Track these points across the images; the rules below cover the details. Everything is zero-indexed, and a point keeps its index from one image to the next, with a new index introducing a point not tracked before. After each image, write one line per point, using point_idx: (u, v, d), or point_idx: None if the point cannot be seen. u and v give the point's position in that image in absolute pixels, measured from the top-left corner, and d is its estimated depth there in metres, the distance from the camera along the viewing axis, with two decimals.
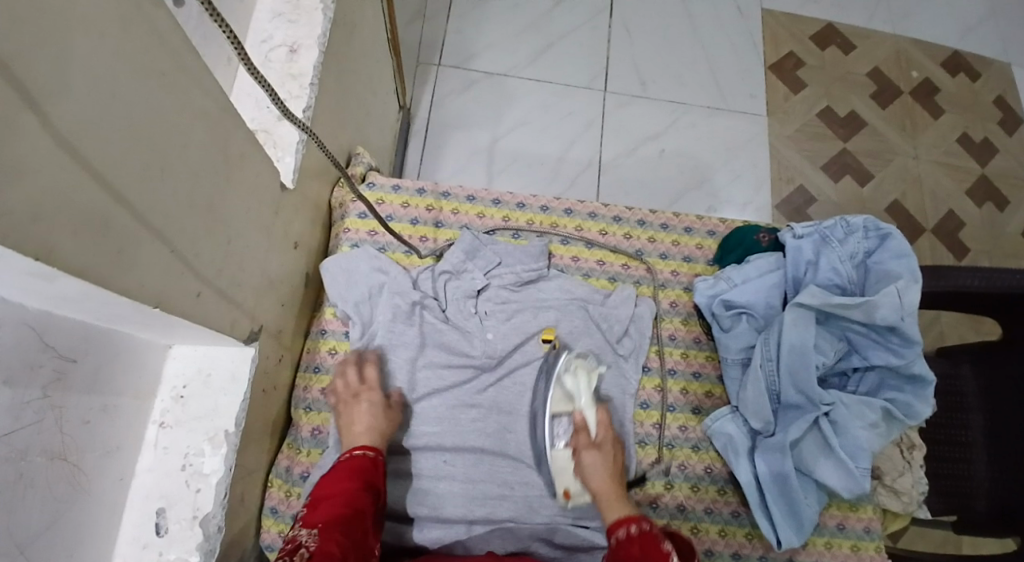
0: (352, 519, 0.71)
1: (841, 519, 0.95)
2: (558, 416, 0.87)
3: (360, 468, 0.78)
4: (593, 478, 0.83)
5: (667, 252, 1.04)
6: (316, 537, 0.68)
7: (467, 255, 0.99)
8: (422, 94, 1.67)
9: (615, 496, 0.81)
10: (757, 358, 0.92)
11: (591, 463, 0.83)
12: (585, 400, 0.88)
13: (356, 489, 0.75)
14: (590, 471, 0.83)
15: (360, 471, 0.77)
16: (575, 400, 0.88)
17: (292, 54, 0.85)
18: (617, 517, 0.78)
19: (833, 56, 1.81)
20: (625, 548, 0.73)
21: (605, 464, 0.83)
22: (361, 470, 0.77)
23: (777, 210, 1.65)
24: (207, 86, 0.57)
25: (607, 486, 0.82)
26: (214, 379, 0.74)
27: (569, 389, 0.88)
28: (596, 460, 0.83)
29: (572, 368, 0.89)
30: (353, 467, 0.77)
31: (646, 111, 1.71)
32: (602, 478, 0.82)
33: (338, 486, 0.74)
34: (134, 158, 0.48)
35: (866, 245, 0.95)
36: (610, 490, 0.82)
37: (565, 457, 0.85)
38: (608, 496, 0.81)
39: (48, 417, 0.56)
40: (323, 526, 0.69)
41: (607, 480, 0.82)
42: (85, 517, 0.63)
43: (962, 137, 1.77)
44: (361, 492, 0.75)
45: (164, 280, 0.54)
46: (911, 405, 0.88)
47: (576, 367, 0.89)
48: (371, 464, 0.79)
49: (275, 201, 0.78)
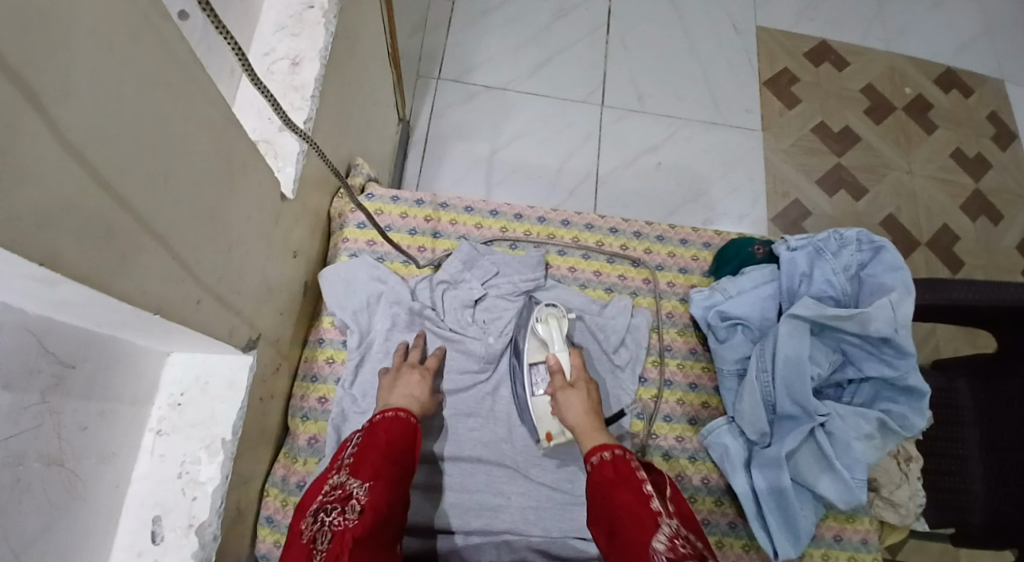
0: (399, 479, 0.75)
1: (837, 531, 0.96)
2: (535, 364, 0.91)
3: (409, 429, 0.81)
4: (569, 414, 0.84)
5: (663, 263, 1.05)
6: (368, 491, 0.72)
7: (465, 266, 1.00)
8: (421, 106, 1.68)
9: (592, 429, 0.82)
10: (753, 369, 0.92)
11: (567, 402, 0.85)
12: (558, 345, 0.91)
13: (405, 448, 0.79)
14: (566, 408, 0.85)
15: (406, 434, 0.80)
16: (551, 346, 0.91)
17: (295, 66, 0.86)
18: (593, 445, 0.79)
19: (828, 72, 1.83)
20: (601, 471, 0.75)
21: (581, 399, 0.85)
22: (409, 433, 0.80)
23: (773, 222, 1.66)
24: (212, 97, 0.58)
25: (586, 419, 0.83)
26: (212, 387, 0.74)
27: (543, 335, 0.92)
28: (572, 397, 0.85)
29: (544, 316, 0.93)
30: (398, 427, 0.80)
31: (643, 125, 1.72)
32: (579, 413, 0.84)
33: (397, 443, 0.78)
34: (139, 166, 0.48)
35: (859, 258, 0.96)
36: (586, 424, 0.82)
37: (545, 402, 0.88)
38: (585, 427, 0.82)
39: (46, 422, 0.56)
40: (373, 482, 0.73)
41: (584, 416, 0.83)
42: (80, 524, 0.63)
43: (955, 152, 1.78)
44: (408, 453, 0.78)
45: (166, 286, 0.54)
46: (907, 417, 0.89)
47: (547, 315, 0.93)
48: (414, 428, 0.81)
49: (275, 210, 0.79)
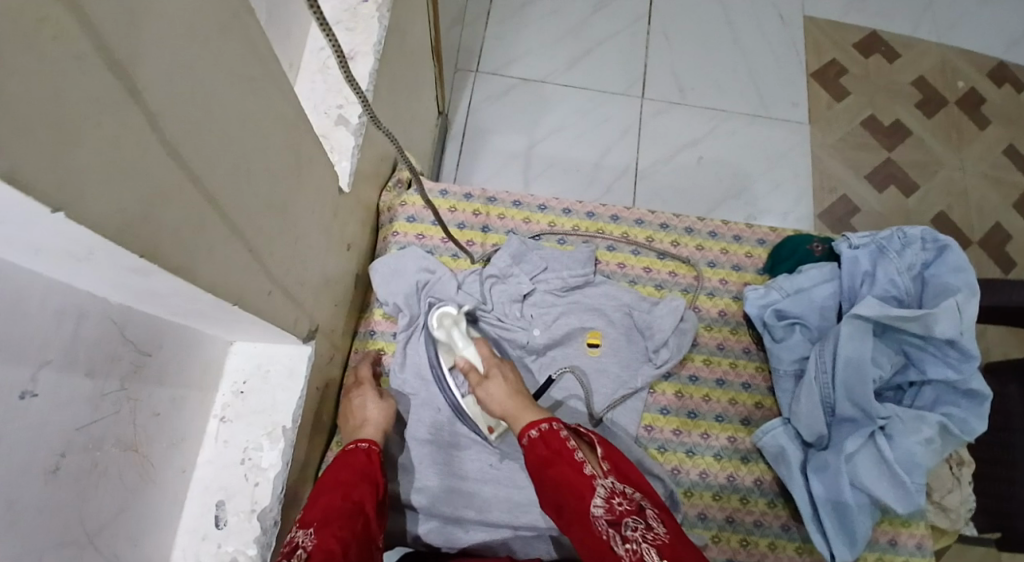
0: (353, 515, 0.71)
1: (893, 535, 0.93)
2: (453, 368, 0.90)
3: (362, 463, 0.79)
4: (494, 404, 0.83)
5: (715, 260, 1.03)
6: (315, 535, 0.67)
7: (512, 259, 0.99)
8: (461, 98, 1.68)
9: (520, 406, 0.81)
10: (812, 370, 0.90)
11: (489, 393, 0.83)
12: (460, 345, 0.88)
13: (354, 482, 0.76)
14: (489, 400, 0.83)
15: (360, 465, 0.78)
16: (456, 348, 0.89)
17: (349, 61, 0.86)
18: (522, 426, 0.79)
19: (877, 64, 1.78)
20: (534, 449, 0.75)
21: (498, 386, 0.84)
22: (360, 465, 0.78)
23: (818, 219, 1.63)
24: (285, 89, 0.58)
25: (509, 402, 0.82)
26: (272, 375, 0.75)
27: (444, 340, 0.90)
28: (489, 387, 0.84)
29: (442, 324, 0.90)
30: (350, 462, 0.78)
31: (685, 118, 1.70)
32: (499, 401, 0.82)
33: (340, 481, 0.75)
34: (225, 159, 0.49)
35: (923, 257, 0.93)
36: (511, 403, 0.82)
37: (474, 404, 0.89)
38: (512, 406, 0.81)
39: (123, 408, 0.58)
40: (321, 524, 0.68)
41: (500, 402, 0.83)
42: (150, 507, 0.64)
43: (1010, 148, 1.73)
44: (363, 488, 0.75)
45: (245, 277, 0.55)
46: (967, 421, 0.86)
47: (443, 319, 0.90)
48: (367, 458, 0.79)
49: (333, 202, 0.79)
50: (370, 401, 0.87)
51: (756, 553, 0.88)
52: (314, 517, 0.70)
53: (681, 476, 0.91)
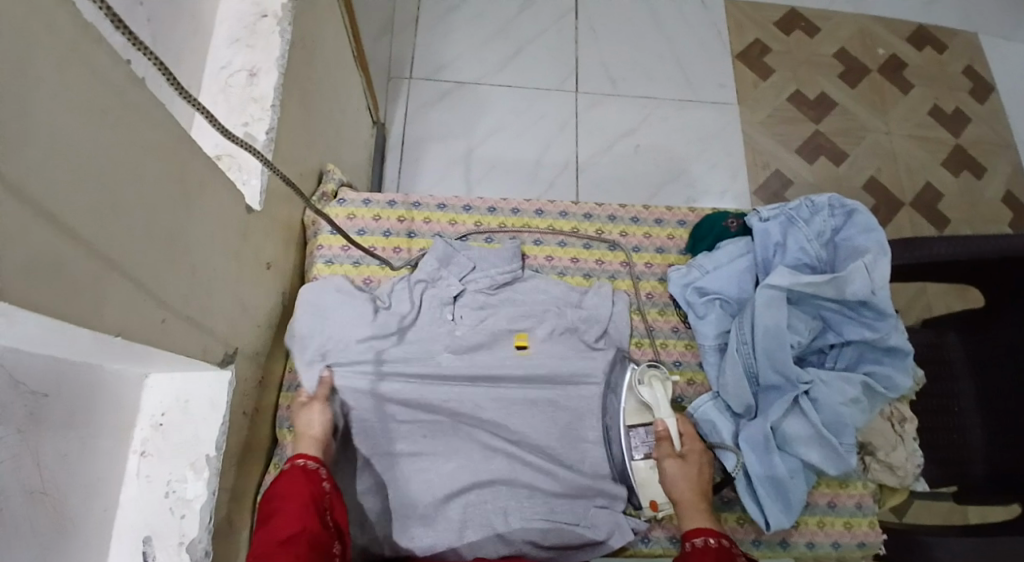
0: (293, 540, 0.73)
1: (832, 497, 0.95)
2: (635, 427, 0.92)
3: (300, 480, 0.78)
4: (676, 488, 0.86)
5: (639, 244, 1.05)
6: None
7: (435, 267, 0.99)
8: (395, 108, 1.68)
9: (700, 506, 0.85)
10: (733, 343, 0.93)
11: (674, 473, 0.87)
12: (664, 408, 0.91)
13: (290, 506, 0.76)
14: (674, 481, 0.86)
15: (298, 484, 0.78)
16: (655, 409, 0.91)
17: (252, 78, 0.85)
18: (690, 527, 0.82)
19: (799, 40, 1.83)
20: (699, 556, 0.78)
21: (686, 472, 0.87)
22: (297, 484, 0.78)
23: (755, 196, 1.66)
24: (157, 116, 0.58)
25: (694, 496, 0.85)
26: (192, 406, 0.74)
27: (647, 399, 0.92)
28: (678, 470, 0.87)
29: (646, 379, 0.93)
30: (290, 484, 0.78)
31: (618, 109, 1.72)
32: (684, 487, 0.86)
33: (281, 507, 0.76)
34: (84, 192, 0.48)
35: (833, 223, 0.96)
36: (691, 495, 0.85)
37: (644, 468, 0.90)
38: (689, 501, 0.85)
39: (24, 453, 0.57)
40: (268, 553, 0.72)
41: (693, 490, 0.86)
42: (71, 551, 0.63)
43: (933, 109, 1.78)
44: (304, 505, 0.76)
45: (126, 309, 0.54)
46: (891, 377, 0.90)
47: (650, 377, 0.93)
48: (305, 474, 0.79)
49: (242, 222, 0.78)
50: (315, 417, 0.85)
51: None
52: (268, 543, 0.73)
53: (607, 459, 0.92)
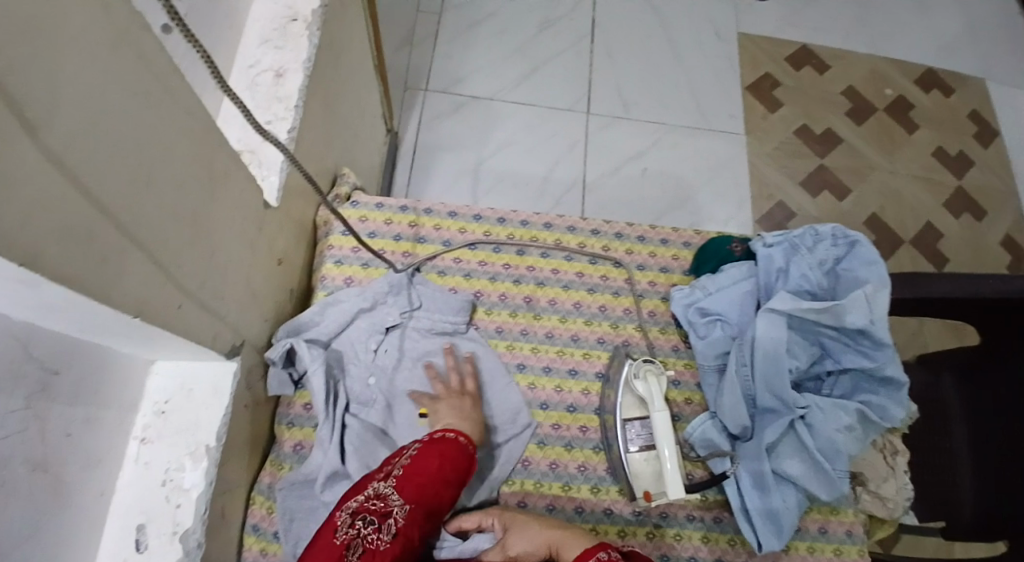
0: (443, 490, 0.81)
1: (822, 523, 0.95)
2: (630, 420, 0.90)
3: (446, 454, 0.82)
4: (531, 543, 0.80)
5: (644, 263, 1.06)
6: (406, 512, 0.78)
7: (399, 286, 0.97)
8: (410, 118, 1.71)
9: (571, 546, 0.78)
10: (733, 364, 0.94)
11: (518, 541, 0.80)
12: (658, 404, 0.89)
13: (440, 474, 0.81)
14: (524, 542, 0.80)
15: (449, 459, 0.82)
16: (652, 403, 0.90)
17: (278, 78, 0.87)
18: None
19: (809, 75, 1.87)
20: None
21: (523, 538, 0.80)
22: (450, 456, 0.82)
23: (758, 224, 1.68)
24: (191, 106, 0.59)
25: (551, 537, 0.80)
26: (196, 394, 0.75)
27: (642, 393, 0.91)
28: (516, 538, 0.81)
29: (642, 374, 0.92)
30: (436, 454, 0.82)
31: (628, 132, 1.75)
32: (539, 538, 0.80)
33: (428, 471, 0.81)
34: (119, 171, 0.50)
35: (836, 253, 0.99)
36: (552, 538, 0.80)
37: (639, 460, 0.88)
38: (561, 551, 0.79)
39: (30, 427, 0.58)
40: (415, 504, 0.79)
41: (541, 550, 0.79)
42: (65, 529, 0.64)
43: (938, 151, 1.81)
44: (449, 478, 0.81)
45: (147, 289, 0.56)
46: (886, 408, 0.91)
47: (646, 372, 0.92)
48: (457, 451, 0.83)
49: (259, 217, 0.79)
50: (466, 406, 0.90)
51: (687, 546, 0.91)
52: (411, 499, 0.79)
53: (587, 472, 0.93)
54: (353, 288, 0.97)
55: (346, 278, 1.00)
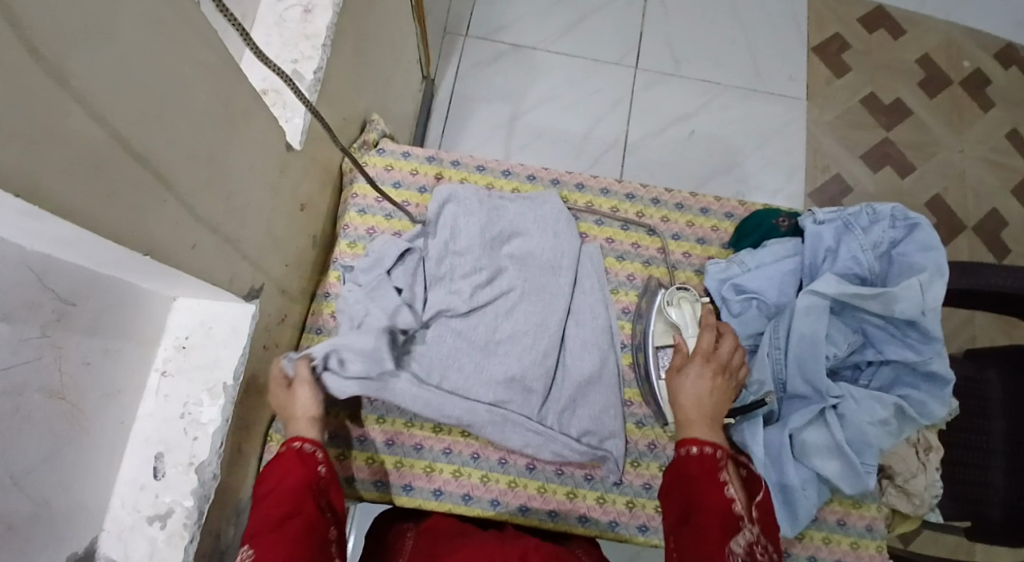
0: (288, 519, 0.70)
1: (842, 515, 0.92)
2: (662, 348, 0.89)
3: (295, 463, 0.75)
4: (682, 395, 0.81)
5: (680, 232, 1.01)
6: (253, 546, 0.68)
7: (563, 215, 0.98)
8: (449, 64, 1.65)
9: (700, 420, 0.80)
10: (765, 345, 0.90)
11: (683, 382, 0.82)
12: (692, 329, 0.88)
13: (280, 484, 0.73)
14: (680, 388, 0.82)
15: (293, 466, 0.74)
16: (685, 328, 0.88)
17: (307, 15, 0.82)
18: (687, 437, 0.79)
19: (880, 41, 1.73)
20: (684, 466, 0.76)
21: (692, 381, 0.81)
22: (291, 464, 0.74)
23: (809, 198, 1.59)
24: (206, 37, 0.56)
25: (695, 406, 0.80)
26: (215, 331, 0.75)
27: (675, 320, 0.89)
28: (684, 376, 0.82)
29: (675, 301, 0.90)
30: (281, 467, 0.74)
31: (677, 91, 1.66)
32: (690, 398, 0.81)
33: (274, 485, 0.73)
34: (130, 101, 0.48)
35: (892, 235, 0.92)
36: (694, 413, 0.80)
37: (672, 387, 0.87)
38: (689, 415, 0.80)
39: (46, 356, 0.58)
40: (260, 534, 0.69)
41: (696, 402, 0.80)
42: (82, 456, 0.65)
43: (1013, 131, 1.68)
44: (295, 484, 0.73)
45: (158, 227, 0.54)
46: (925, 404, 0.86)
47: (680, 299, 0.89)
48: (298, 459, 0.75)
49: (282, 158, 0.77)
50: (304, 394, 0.80)
51: None
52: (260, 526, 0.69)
53: (565, 475, 0.88)
54: (385, 239, 0.93)
55: (369, 228, 0.95)
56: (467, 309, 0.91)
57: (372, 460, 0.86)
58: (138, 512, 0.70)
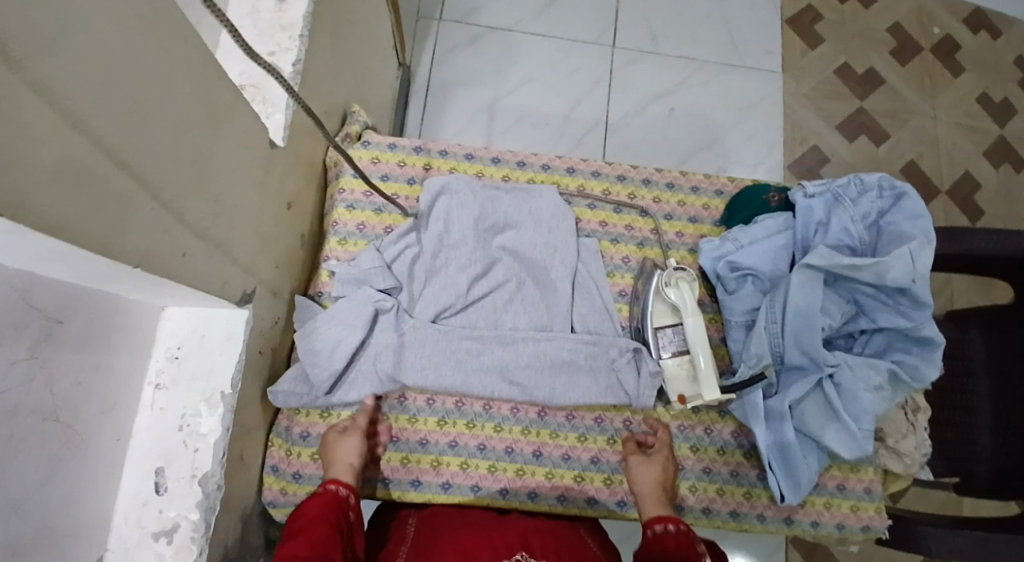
0: (317, 556, 0.67)
1: (841, 480, 0.93)
2: (662, 328, 0.89)
3: (333, 504, 0.74)
4: (638, 481, 0.84)
5: (673, 212, 1.01)
6: None
7: (562, 212, 0.96)
8: (424, 49, 1.61)
9: (658, 501, 0.81)
10: (762, 320, 0.91)
11: (637, 468, 0.84)
12: (689, 310, 0.87)
13: (318, 521, 0.71)
14: (636, 476, 0.84)
15: (334, 505, 0.74)
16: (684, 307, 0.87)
17: (280, 4, 0.79)
18: (648, 518, 0.79)
19: (852, 10, 1.73)
20: (659, 543, 0.74)
21: (648, 466, 0.84)
22: (332, 504, 0.74)
23: (789, 170, 1.60)
24: (184, 33, 0.54)
25: (654, 489, 0.82)
26: (209, 339, 0.73)
27: (675, 301, 0.88)
28: (639, 461, 0.85)
29: (673, 282, 0.89)
30: (323, 500, 0.74)
31: (655, 68, 1.65)
32: (648, 482, 0.83)
33: (313, 519, 0.71)
34: (112, 105, 0.46)
35: (880, 205, 0.93)
36: (651, 492, 0.82)
37: (673, 366, 0.88)
38: (650, 496, 0.82)
39: (37, 376, 0.56)
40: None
41: (655, 487, 0.83)
42: (81, 477, 0.63)
43: (982, 96, 1.70)
44: (333, 525, 0.71)
45: (146, 234, 0.52)
46: (918, 368, 0.87)
47: (678, 280, 0.88)
48: (340, 503, 0.74)
49: (266, 157, 0.74)
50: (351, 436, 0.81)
51: (703, 498, 0.90)
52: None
53: (572, 460, 0.88)
54: (389, 237, 0.91)
55: (359, 223, 0.93)
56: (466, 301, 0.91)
57: (376, 457, 0.85)
58: (143, 529, 0.68)
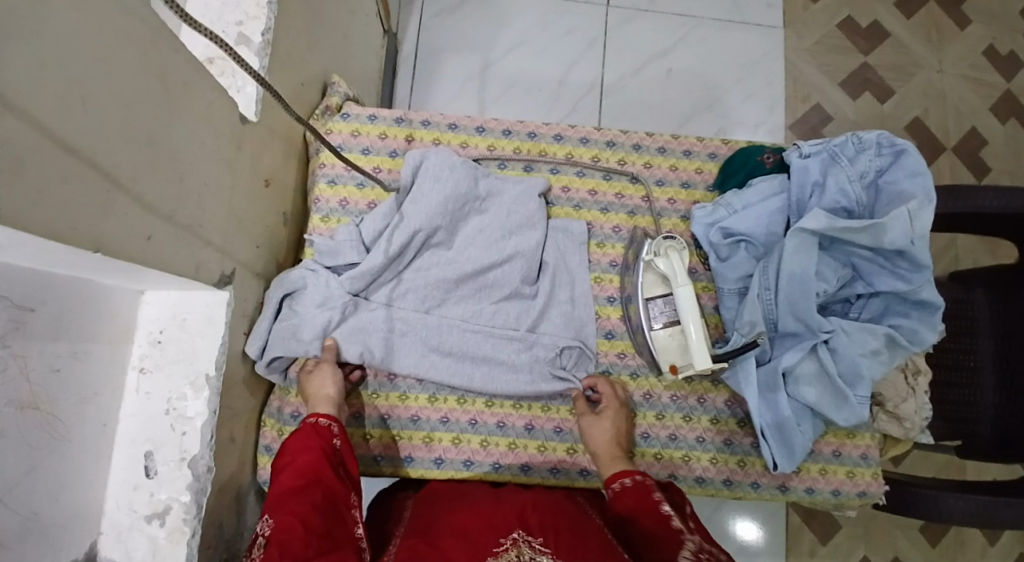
0: (304, 489, 0.69)
1: (837, 446, 0.93)
2: (652, 299, 0.88)
3: (311, 435, 0.74)
4: (592, 442, 0.83)
5: (664, 178, 0.98)
6: (272, 521, 0.66)
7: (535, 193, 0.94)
8: (411, 15, 1.57)
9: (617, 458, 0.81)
10: (755, 287, 0.89)
11: (591, 428, 0.84)
12: (680, 279, 0.85)
13: (299, 458, 0.72)
14: (591, 435, 0.83)
15: (313, 439, 0.74)
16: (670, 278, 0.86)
17: None
18: (612, 474, 0.79)
19: None
20: (621, 500, 0.75)
21: (603, 426, 0.84)
22: (310, 439, 0.74)
23: (792, 130, 1.56)
24: (128, 3, 0.51)
25: (609, 447, 0.82)
26: (189, 323, 0.73)
27: (663, 270, 0.87)
28: (594, 423, 0.84)
29: (662, 251, 0.87)
30: (300, 436, 0.74)
31: (652, 27, 1.60)
32: (603, 440, 0.83)
33: (296, 457, 0.72)
34: (51, 85, 0.44)
35: (878, 164, 0.90)
36: (607, 450, 0.82)
37: (663, 337, 0.86)
38: (605, 455, 0.82)
39: (9, 367, 0.55)
40: (276, 507, 0.67)
41: (609, 445, 0.82)
42: (65, 466, 0.63)
43: (989, 49, 1.64)
44: (315, 459, 0.72)
45: (100, 218, 0.51)
46: (916, 331, 0.86)
47: (667, 249, 0.87)
48: (318, 435, 0.74)
49: (236, 132, 0.72)
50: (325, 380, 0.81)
51: (696, 466, 0.90)
52: (273, 498, 0.69)
53: (564, 433, 0.88)
54: (369, 219, 0.89)
55: (341, 200, 0.92)
56: (429, 275, 0.89)
57: (369, 436, 0.85)
58: (135, 513, 0.69)
